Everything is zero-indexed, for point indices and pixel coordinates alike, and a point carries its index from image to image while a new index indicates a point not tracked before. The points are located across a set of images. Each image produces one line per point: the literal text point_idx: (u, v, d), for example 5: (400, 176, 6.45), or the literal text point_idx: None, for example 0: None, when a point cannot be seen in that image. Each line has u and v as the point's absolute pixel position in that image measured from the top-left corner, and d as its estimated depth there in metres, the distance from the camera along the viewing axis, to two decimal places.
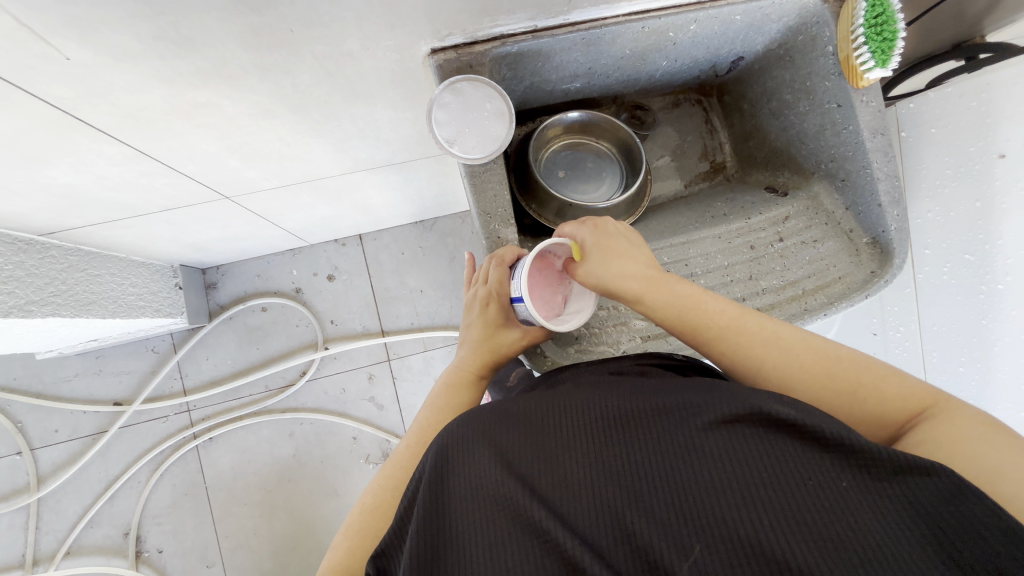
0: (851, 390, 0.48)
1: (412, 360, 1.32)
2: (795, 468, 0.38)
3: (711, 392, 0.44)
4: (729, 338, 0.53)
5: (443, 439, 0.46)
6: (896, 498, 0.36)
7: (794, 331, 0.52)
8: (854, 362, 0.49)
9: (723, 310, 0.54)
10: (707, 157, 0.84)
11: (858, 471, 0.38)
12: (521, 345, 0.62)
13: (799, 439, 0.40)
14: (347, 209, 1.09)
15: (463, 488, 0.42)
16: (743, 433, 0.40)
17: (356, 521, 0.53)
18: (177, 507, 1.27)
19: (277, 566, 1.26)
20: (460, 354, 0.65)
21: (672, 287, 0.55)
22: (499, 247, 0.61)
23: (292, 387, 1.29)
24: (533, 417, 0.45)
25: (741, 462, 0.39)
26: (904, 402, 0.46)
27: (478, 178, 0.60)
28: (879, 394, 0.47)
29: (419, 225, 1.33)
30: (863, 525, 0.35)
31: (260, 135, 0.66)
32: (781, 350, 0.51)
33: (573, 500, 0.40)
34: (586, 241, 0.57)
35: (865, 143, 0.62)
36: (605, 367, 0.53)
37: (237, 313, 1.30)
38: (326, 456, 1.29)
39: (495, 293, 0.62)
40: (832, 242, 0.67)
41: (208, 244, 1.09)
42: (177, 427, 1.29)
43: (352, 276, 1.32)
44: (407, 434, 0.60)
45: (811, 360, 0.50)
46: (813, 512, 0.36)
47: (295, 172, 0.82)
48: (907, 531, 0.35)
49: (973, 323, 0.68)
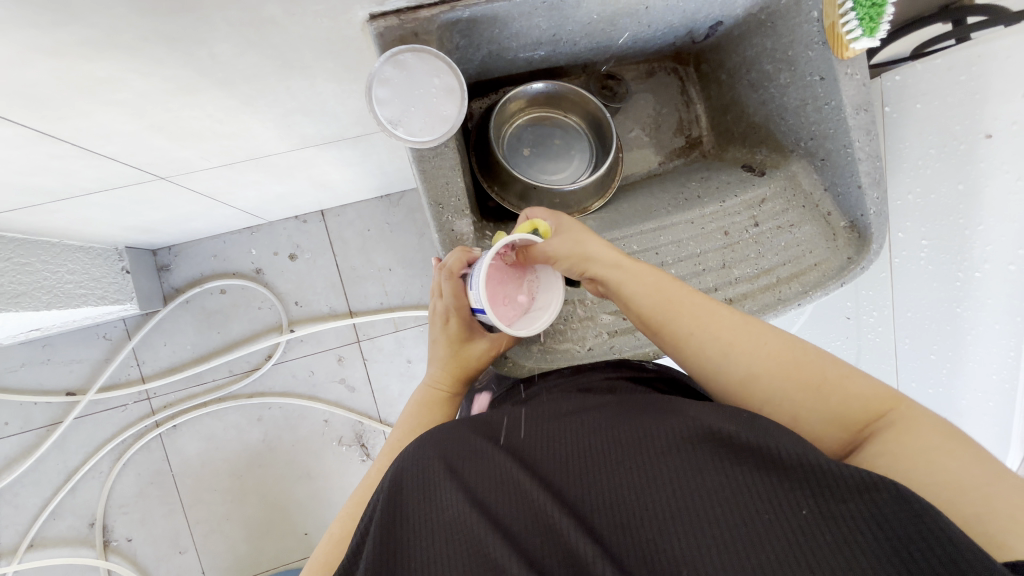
0: (815, 385, 0.45)
1: (382, 341, 1.28)
2: (752, 494, 0.38)
3: (667, 415, 0.44)
4: (694, 323, 0.50)
5: (400, 468, 0.45)
6: (857, 523, 0.35)
7: (762, 322, 0.50)
8: (820, 356, 0.46)
9: (691, 295, 0.52)
10: (683, 131, 0.78)
11: (819, 493, 0.37)
12: (489, 356, 0.60)
13: (756, 461, 0.39)
14: (303, 185, 1.01)
15: (418, 520, 0.42)
16: (697, 457, 0.40)
17: (324, 553, 0.53)
18: (143, 496, 1.23)
19: (253, 549, 1.25)
20: (430, 371, 0.63)
21: (642, 269, 0.53)
22: (449, 253, 0.56)
23: (257, 371, 1.24)
24: (489, 445, 0.45)
25: (693, 489, 0.39)
26: (869, 401, 0.43)
27: (428, 163, 0.54)
28: (843, 391, 0.44)
29: (384, 199, 1.26)
30: (818, 554, 0.34)
31: (185, 112, 0.59)
32: (746, 340, 0.48)
33: (526, 530, 0.40)
34: (562, 220, 0.56)
35: (847, 120, 0.58)
36: (580, 381, 0.56)
37: (194, 296, 1.23)
38: (297, 440, 1.26)
39: (454, 307, 0.59)
40: (809, 226, 0.63)
41: (153, 225, 1.01)
42: (137, 416, 1.23)
43: (315, 254, 1.25)
44: (377, 460, 0.59)
45: (778, 352, 0.47)
46: (767, 541, 0.35)
47: (235, 150, 0.75)
48: (865, 559, 0.33)
49: (947, 310, 0.68)
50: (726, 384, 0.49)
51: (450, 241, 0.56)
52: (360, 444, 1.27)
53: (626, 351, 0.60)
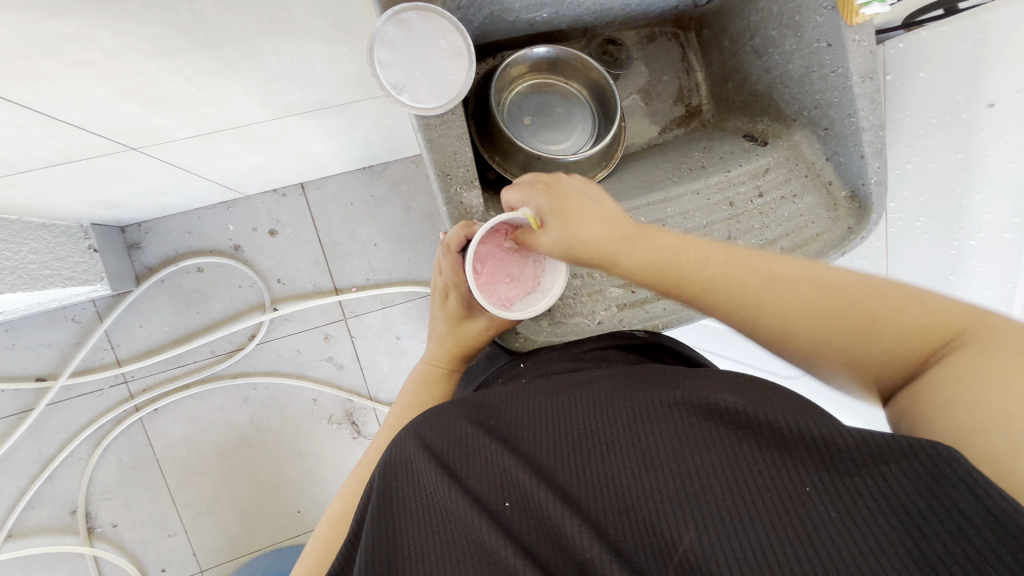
0: (865, 324, 0.41)
1: (370, 318, 1.24)
2: (752, 468, 0.37)
3: (666, 391, 0.44)
4: (718, 286, 0.45)
5: (391, 452, 0.45)
6: (863, 495, 0.34)
7: (791, 266, 0.45)
8: (864, 294, 0.42)
9: (705, 256, 0.46)
10: (683, 99, 0.76)
11: (822, 466, 0.36)
12: (489, 335, 0.60)
13: (755, 437, 0.39)
14: (283, 157, 0.96)
15: (410, 504, 0.42)
16: (696, 433, 0.40)
17: (324, 531, 0.53)
18: (126, 481, 1.20)
19: (245, 529, 1.25)
20: (428, 348, 0.63)
21: (643, 236, 0.47)
22: (444, 233, 0.54)
23: (240, 351, 1.20)
24: (484, 426, 0.45)
25: (692, 465, 0.38)
26: (929, 331, 0.40)
27: (434, 132, 0.51)
28: (896, 326, 0.41)
29: (367, 171, 1.21)
30: (822, 529, 0.34)
31: (159, 74, 0.55)
32: (779, 294, 0.44)
33: (521, 514, 0.39)
34: (543, 211, 0.49)
35: (852, 89, 0.58)
36: (571, 351, 0.56)
37: (169, 275, 1.17)
38: (285, 419, 1.24)
39: (452, 284, 0.59)
40: (812, 196, 0.64)
41: (122, 200, 0.95)
42: (115, 401, 1.18)
43: (296, 230, 1.20)
44: (374, 439, 0.59)
45: (814, 298, 0.43)
46: (766, 518, 0.35)
47: (214, 119, 0.70)
48: (873, 532, 0.33)
49: (941, 278, 0.71)
50: (764, 339, 0.46)
51: (459, 214, 0.54)
52: (351, 422, 1.26)
53: (635, 324, 0.60)
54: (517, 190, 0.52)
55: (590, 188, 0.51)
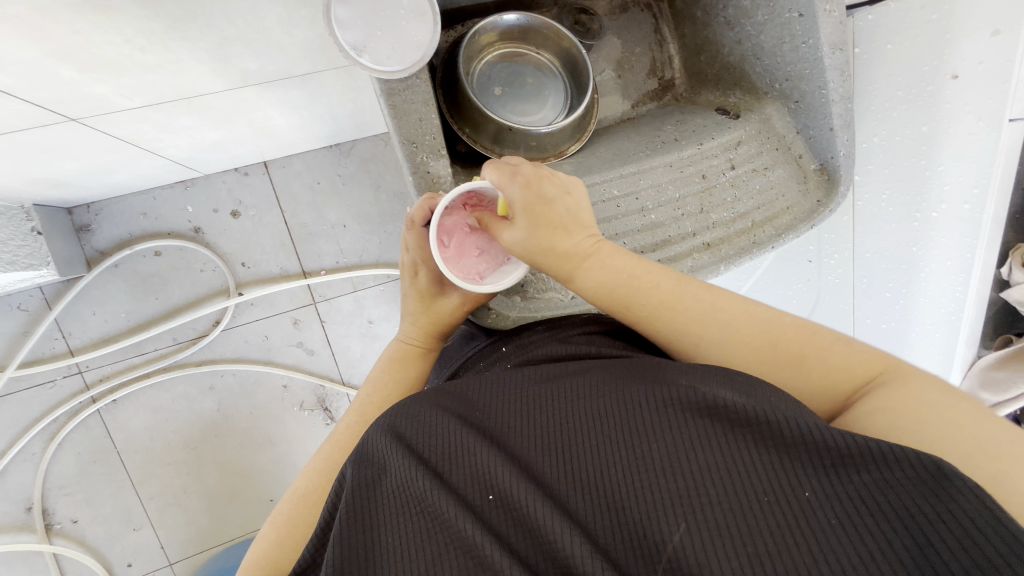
0: (794, 361, 0.45)
1: (341, 302, 1.21)
2: (745, 469, 0.37)
3: (657, 383, 0.42)
4: (664, 314, 0.49)
5: (367, 445, 0.43)
6: (857, 501, 0.35)
7: (735, 302, 0.48)
8: (797, 331, 0.46)
9: (656, 283, 0.50)
10: (656, 72, 0.75)
11: (818, 467, 0.37)
12: (464, 311, 0.59)
13: (751, 435, 0.39)
14: (243, 133, 0.91)
15: (388, 502, 0.40)
16: (690, 431, 0.39)
17: (285, 509, 0.51)
18: (85, 475, 1.14)
19: (215, 519, 1.21)
20: (403, 326, 0.62)
21: (607, 259, 0.50)
22: (409, 206, 0.53)
23: (204, 338, 1.15)
24: (468, 420, 0.43)
25: (684, 465, 0.37)
26: (847, 372, 0.44)
27: (398, 97, 0.49)
28: (822, 366, 0.44)
29: (334, 149, 1.16)
30: (815, 533, 0.34)
31: (96, 32, 0.51)
32: (720, 324, 0.47)
33: (505, 513, 0.39)
34: (515, 206, 0.49)
35: (824, 60, 0.57)
36: (558, 335, 0.55)
37: (123, 259, 1.11)
38: (254, 407, 1.20)
39: (422, 258, 0.58)
40: (783, 168, 0.64)
41: (66, 178, 0.88)
42: (69, 393, 1.12)
43: (260, 211, 1.15)
44: (346, 415, 0.57)
45: (752, 332, 0.47)
46: (760, 522, 0.35)
47: (161, 87, 0.65)
48: (862, 537, 0.33)
49: (905, 250, 0.73)
50: None
51: (426, 184, 0.52)
52: (323, 408, 1.23)
53: None
54: (493, 168, 0.49)
55: (570, 195, 0.51)
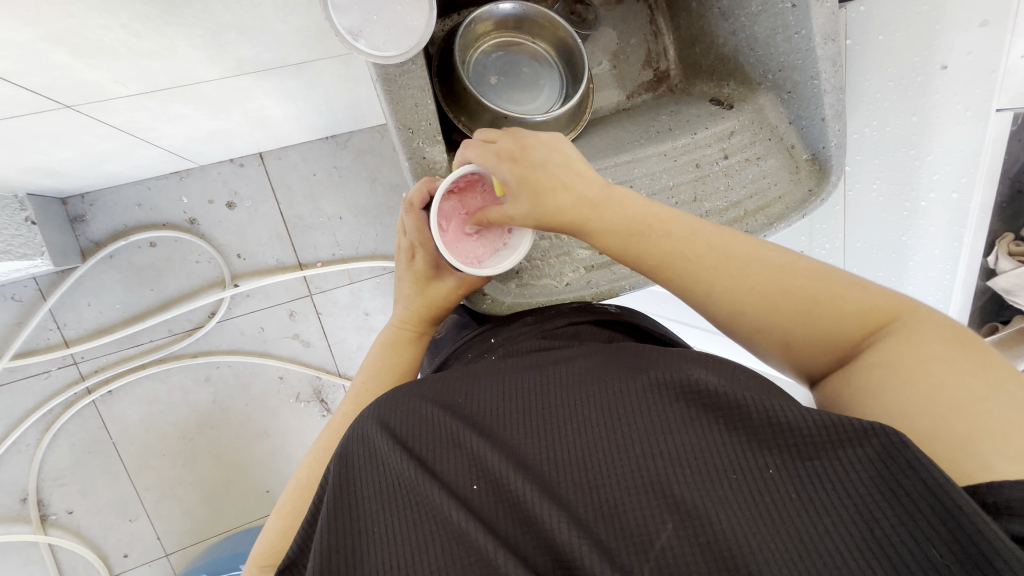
0: (806, 307, 0.44)
1: (337, 294, 1.21)
2: (724, 454, 0.37)
3: (639, 371, 0.43)
4: (676, 263, 0.48)
5: (352, 435, 0.43)
6: (837, 485, 0.35)
7: (748, 249, 0.47)
8: (812, 276, 0.45)
9: (668, 233, 0.48)
10: (651, 63, 0.75)
11: (799, 452, 0.37)
12: (457, 296, 0.59)
13: (734, 421, 0.39)
14: (238, 123, 0.91)
15: (373, 491, 0.40)
16: (672, 418, 0.39)
17: (290, 499, 0.52)
18: (81, 466, 1.14)
19: (211, 510, 1.22)
20: (395, 310, 0.62)
21: (616, 210, 0.49)
22: (407, 190, 0.54)
23: (200, 329, 1.15)
24: (451, 409, 0.43)
25: (665, 451, 0.38)
26: (861, 317, 0.43)
27: (394, 83, 0.49)
28: (837, 312, 0.43)
29: (330, 140, 1.15)
30: (792, 518, 0.34)
31: (91, 16, 0.51)
32: (734, 270, 0.46)
33: (490, 502, 0.39)
34: (507, 181, 0.49)
35: (815, 50, 0.58)
36: (543, 326, 0.55)
37: (118, 250, 1.11)
38: (251, 399, 1.20)
39: (418, 243, 0.58)
40: (775, 158, 0.65)
41: (60, 167, 0.88)
42: (64, 383, 1.12)
43: (256, 202, 1.14)
44: (343, 402, 0.57)
45: (766, 278, 0.46)
46: (740, 508, 0.35)
47: (157, 74, 0.65)
48: (839, 521, 0.34)
49: (896, 240, 0.74)
50: (716, 318, 0.48)
51: (422, 170, 0.52)
52: (319, 400, 1.23)
53: (603, 284, 0.60)
54: (473, 149, 0.51)
55: (556, 149, 0.50)
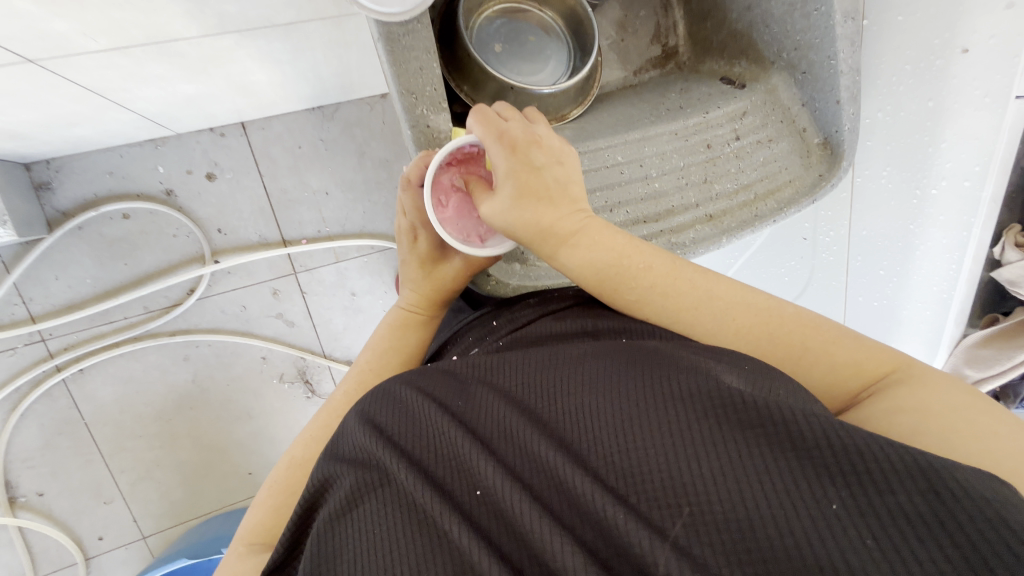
0: (795, 356, 0.44)
1: (323, 273, 1.17)
2: (765, 475, 0.33)
3: (665, 374, 0.38)
4: (656, 300, 0.47)
5: (350, 435, 0.41)
6: (888, 517, 0.31)
7: (731, 291, 0.46)
8: (798, 323, 0.45)
9: (648, 265, 0.47)
10: (659, 39, 0.72)
11: (847, 473, 0.32)
12: (465, 277, 0.57)
13: (769, 435, 0.34)
14: (219, 89, 0.85)
15: (366, 499, 0.37)
16: (702, 431, 0.35)
17: (282, 477, 0.50)
18: (51, 447, 1.09)
19: (191, 492, 1.19)
20: (402, 293, 0.60)
21: (596, 239, 0.48)
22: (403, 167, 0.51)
23: (178, 307, 1.10)
24: (456, 413, 0.40)
25: (690, 468, 0.33)
26: (855, 369, 0.43)
27: (398, 42, 0.45)
28: (830, 361, 0.43)
29: (316, 111, 1.09)
30: (843, 553, 0.30)
31: None
32: (718, 310, 0.46)
33: (493, 517, 0.35)
34: (500, 168, 0.47)
35: (835, 29, 0.55)
36: (549, 309, 0.53)
37: (87, 221, 1.04)
38: (232, 379, 1.16)
39: (419, 221, 0.56)
40: (785, 142, 0.63)
41: (23, 130, 0.81)
42: (31, 361, 1.06)
43: (237, 174, 1.09)
44: (344, 381, 0.55)
45: (752, 322, 0.45)
46: (780, 537, 0.31)
47: (129, 27, 0.60)
48: (894, 557, 0.29)
49: (903, 229, 0.75)
50: None
51: (425, 139, 0.50)
52: (304, 381, 1.20)
53: None
54: (480, 118, 0.48)
55: (561, 165, 0.49)
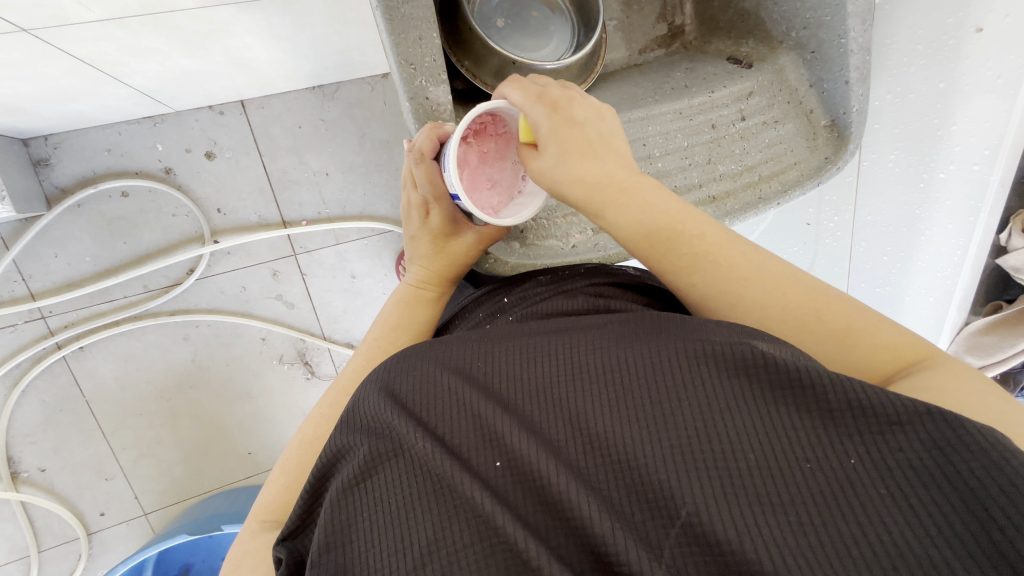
0: (838, 332, 0.43)
1: (323, 255, 1.16)
2: (776, 429, 0.34)
3: (677, 337, 0.39)
4: (702, 266, 0.46)
5: (361, 403, 0.41)
6: (895, 467, 0.32)
7: (781, 267, 0.45)
8: (843, 304, 0.44)
9: (700, 232, 0.46)
10: (665, 17, 0.70)
11: (853, 427, 0.34)
12: (478, 252, 0.57)
13: (778, 393, 0.35)
14: (217, 65, 0.84)
15: (384, 465, 0.37)
16: (716, 390, 0.35)
17: (294, 455, 0.50)
18: (53, 424, 1.10)
19: (191, 471, 1.20)
20: (412, 269, 0.59)
21: (643, 198, 0.46)
22: (413, 141, 0.49)
23: (177, 287, 1.10)
24: (468, 378, 0.40)
25: (707, 426, 0.34)
26: (894, 352, 0.42)
27: (396, 11, 0.45)
28: (870, 341, 0.42)
29: (317, 90, 1.08)
30: (853, 501, 0.31)
31: None
32: (767, 283, 0.45)
33: (512, 481, 0.36)
34: (540, 125, 0.46)
35: (845, 6, 0.54)
36: (561, 285, 0.52)
37: (86, 199, 1.03)
38: (231, 359, 1.17)
39: (431, 196, 0.54)
40: (792, 123, 0.62)
41: (19, 103, 0.80)
42: (32, 338, 1.07)
43: (237, 153, 1.08)
44: (354, 357, 0.55)
45: (797, 296, 0.44)
46: (793, 487, 0.32)
47: None
48: (899, 500, 0.31)
49: (909, 214, 0.74)
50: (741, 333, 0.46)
51: (424, 112, 0.49)
52: (303, 362, 1.20)
53: (611, 247, 0.60)
54: (516, 84, 0.47)
55: (602, 121, 0.48)
